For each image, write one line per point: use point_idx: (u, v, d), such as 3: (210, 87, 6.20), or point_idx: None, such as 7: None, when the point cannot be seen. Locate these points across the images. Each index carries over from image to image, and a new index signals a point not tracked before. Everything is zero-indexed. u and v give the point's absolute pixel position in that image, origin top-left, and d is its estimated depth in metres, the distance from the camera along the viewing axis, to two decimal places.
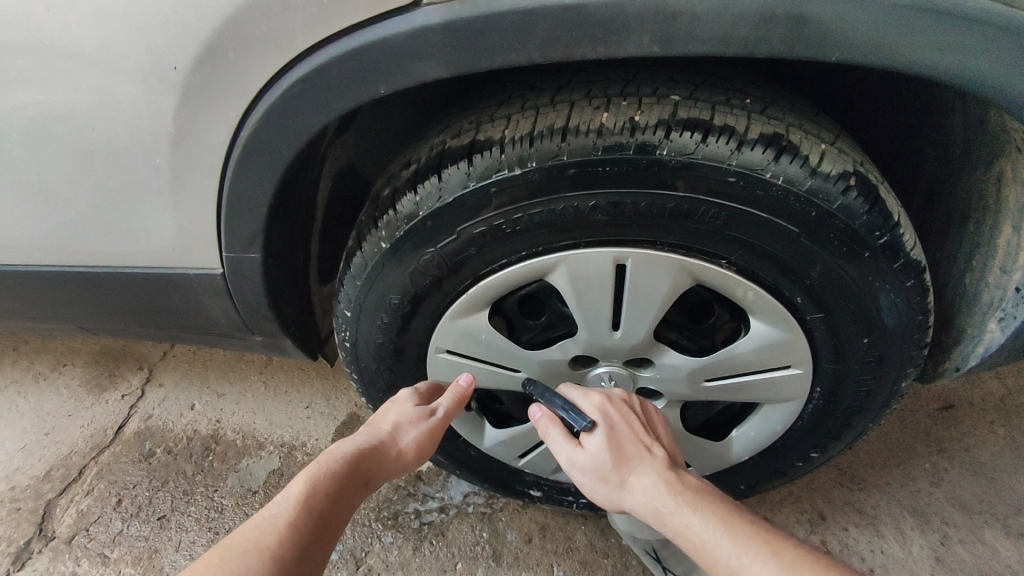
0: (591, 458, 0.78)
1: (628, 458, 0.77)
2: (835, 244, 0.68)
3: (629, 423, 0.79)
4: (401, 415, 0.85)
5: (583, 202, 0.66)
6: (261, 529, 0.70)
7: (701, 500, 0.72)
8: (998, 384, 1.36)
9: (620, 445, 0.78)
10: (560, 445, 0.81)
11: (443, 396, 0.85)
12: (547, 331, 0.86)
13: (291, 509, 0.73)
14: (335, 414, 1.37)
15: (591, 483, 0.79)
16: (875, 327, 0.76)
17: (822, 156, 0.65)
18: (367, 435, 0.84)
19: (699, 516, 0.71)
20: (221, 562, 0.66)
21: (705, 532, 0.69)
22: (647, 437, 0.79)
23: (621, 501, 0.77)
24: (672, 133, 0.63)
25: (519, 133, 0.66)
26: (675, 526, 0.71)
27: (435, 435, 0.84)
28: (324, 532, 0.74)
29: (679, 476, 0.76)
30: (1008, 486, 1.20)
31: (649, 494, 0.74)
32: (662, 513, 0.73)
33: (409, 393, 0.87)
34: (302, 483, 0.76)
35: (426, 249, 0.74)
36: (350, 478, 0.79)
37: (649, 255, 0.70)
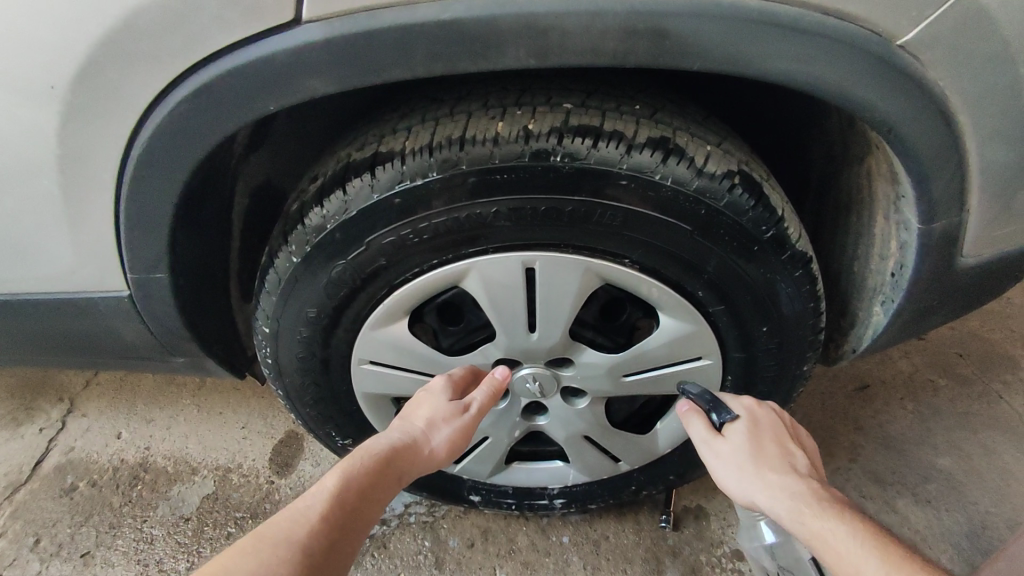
0: (731, 447, 0.77)
1: (771, 455, 0.75)
2: (726, 239, 0.72)
3: (777, 427, 0.79)
4: (434, 410, 0.81)
5: (485, 208, 0.69)
6: (293, 520, 0.68)
7: (850, 512, 0.66)
8: (907, 362, 1.45)
9: (760, 444, 0.76)
10: (700, 436, 0.80)
11: (477, 389, 0.83)
12: (469, 336, 0.88)
13: (325, 500, 0.71)
14: (272, 433, 1.34)
15: (725, 474, 0.76)
16: (774, 316, 0.81)
17: (707, 157, 0.69)
18: (402, 429, 0.81)
19: (844, 526, 0.64)
20: (247, 551, 0.64)
21: (850, 542, 0.62)
22: (791, 446, 0.77)
23: (751, 497, 0.72)
24: (565, 139, 0.66)
25: (419, 144, 0.68)
26: (814, 528, 0.65)
27: (466, 431, 0.82)
28: (355, 525, 0.72)
29: (825, 488, 0.71)
30: (917, 457, 1.29)
31: (788, 492, 0.70)
32: (800, 511, 0.67)
33: (442, 384, 0.84)
34: (336, 475, 0.74)
35: (337, 261, 0.75)
36: (383, 472, 0.76)
37: (555, 258, 0.73)
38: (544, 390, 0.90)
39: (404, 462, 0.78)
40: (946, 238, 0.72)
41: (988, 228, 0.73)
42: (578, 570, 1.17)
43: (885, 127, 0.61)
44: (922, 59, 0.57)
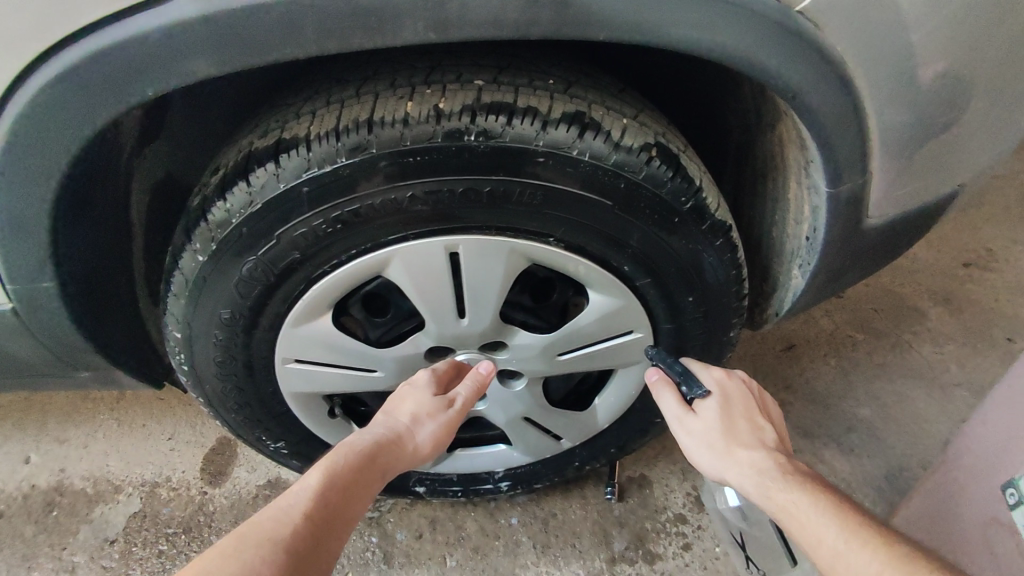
0: (703, 424, 0.78)
1: (742, 431, 0.76)
2: (647, 212, 0.72)
3: (747, 401, 0.80)
4: (418, 406, 0.82)
5: (399, 193, 0.66)
6: (277, 520, 0.67)
7: (813, 483, 0.68)
8: (829, 320, 1.53)
9: (732, 419, 0.77)
10: (673, 412, 0.81)
11: (461, 385, 0.83)
12: (397, 326, 0.85)
13: (309, 498, 0.70)
14: (202, 441, 1.27)
15: (697, 450, 0.77)
16: (699, 286, 0.82)
17: (623, 130, 0.68)
18: (384, 425, 0.81)
19: (808, 498, 0.66)
20: (232, 553, 0.63)
21: (812, 513, 0.65)
22: (761, 421, 0.78)
23: (722, 473, 0.74)
24: (478, 117, 0.64)
25: (324, 129, 0.65)
26: (780, 502, 0.67)
27: (450, 426, 0.83)
28: (340, 522, 0.71)
29: (791, 460, 0.73)
30: (840, 409, 1.37)
31: (756, 467, 0.71)
32: (767, 486, 0.69)
33: (425, 378, 0.83)
34: (318, 473, 0.73)
35: (246, 257, 0.70)
36: (366, 469, 0.76)
37: (478, 241, 0.71)
38: None
39: (388, 458, 0.78)
40: (852, 201, 0.75)
41: (891, 189, 0.77)
42: (528, 550, 1.18)
43: (790, 92, 0.63)
44: (819, 24, 0.59)
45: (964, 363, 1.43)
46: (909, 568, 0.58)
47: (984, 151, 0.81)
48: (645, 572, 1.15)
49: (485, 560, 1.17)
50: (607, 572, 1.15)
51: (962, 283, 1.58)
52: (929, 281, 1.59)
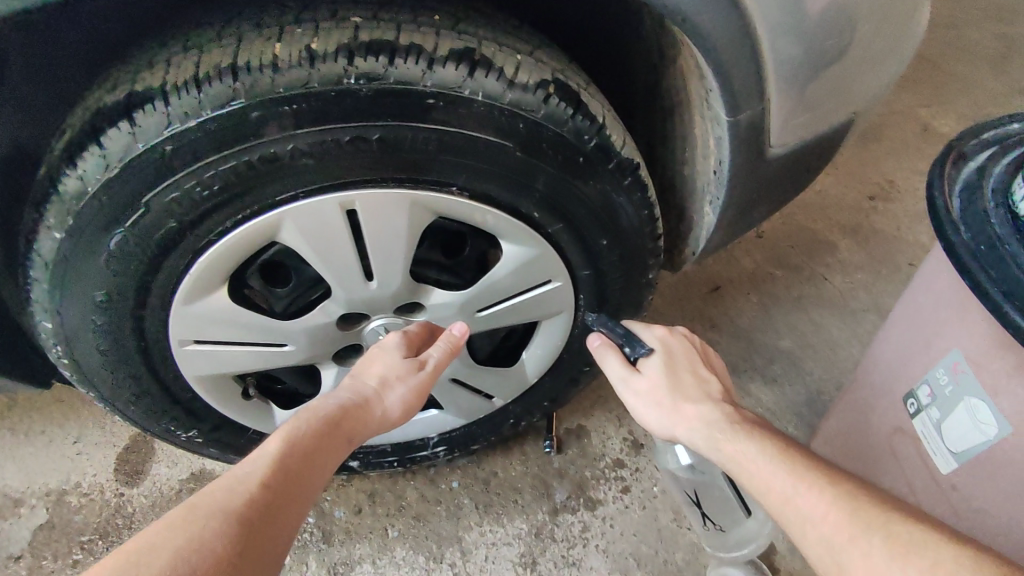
0: (648, 383, 0.77)
1: (687, 386, 0.76)
2: (551, 153, 0.69)
3: (689, 355, 0.79)
4: (389, 368, 0.77)
5: (278, 146, 0.60)
6: (230, 491, 0.62)
7: (758, 430, 0.69)
8: (749, 259, 1.57)
9: (677, 375, 0.77)
10: (618, 374, 0.79)
11: (434, 346, 0.79)
12: (303, 296, 0.79)
13: (267, 467, 0.64)
14: (112, 441, 1.18)
15: (646, 412, 0.77)
16: (613, 228, 0.81)
17: (517, 67, 0.65)
18: (353, 388, 0.76)
19: (754, 444, 0.67)
20: (178, 528, 0.57)
21: (760, 460, 0.65)
22: (705, 373, 0.78)
23: (674, 431, 0.74)
24: (356, 58, 0.59)
25: (183, 79, 0.59)
26: (730, 453, 0.68)
27: (423, 391, 0.78)
28: (300, 493, 0.65)
29: (736, 409, 0.73)
30: (762, 342, 1.42)
31: (705, 421, 0.71)
32: (716, 439, 0.70)
33: (396, 341, 0.79)
34: (278, 440, 0.68)
35: (113, 231, 0.63)
36: (331, 435, 0.70)
37: (376, 195, 0.67)
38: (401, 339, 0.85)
39: (354, 423, 0.73)
40: (753, 128, 0.75)
41: (790, 117, 0.77)
42: (471, 511, 1.18)
43: (678, 16, 0.63)
44: None
45: (873, 290, 1.51)
46: (853, 504, 0.59)
47: (876, 76, 0.83)
48: (587, 518, 1.17)
49: (428, 527, 1.16)
50: (551, 523, 1.16)
51: (868, 214, 1.66)
52: (838, 215, 1.66)
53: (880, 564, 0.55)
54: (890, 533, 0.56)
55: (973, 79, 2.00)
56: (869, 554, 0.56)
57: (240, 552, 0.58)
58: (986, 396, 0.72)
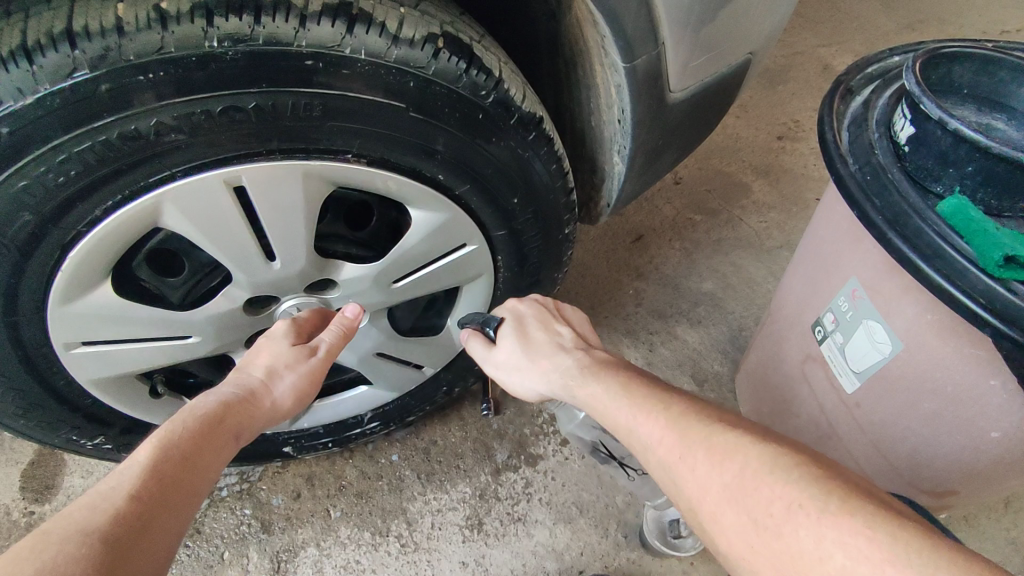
0: (505, 352, 0.80)
1: (539, 342, 0.78)
2: (447, 111, 0.67)
3: (539, 314, 0.82)
4: (275, 358, 0.77)
5: (139, 121, 0.54)
6: (92, 508, 0.56)
7: (606, 370, 0.70)
8: (669, 207, 1.61)
9: (530, 334, 0.80)
10: (482, 352, 0.83)
11: (324, 330, 0.78)
12: (201, 283, 0.74)
13: (135, 477, 0.60)
14: (17, 458, 1.10)
15: (511, 378, 0.80)
16: (523, 185, 0.80)
17: (402, 21, 0.61)
18: (233, 385, 0.75)
19: (603, 387, 0.68)
20: (28, 554, 0.51)
21: (605, 399, 0.67)
22: (557, 326, 0.81)
23: (537, 388, 0.77)
24: (216, 17, 0.53)
25: (8, 50, 0.51)
26: (585, 398, 0.70)
27: (314, 376, 0.79)
28: (178, 499, 0.61)
29: (588, 353, 0.75)
30: (686, 287, 1.47)
31: (559, 371, 0.73)
32: (571, 387, 0.72)
33: (283, 329, 0.78)
34: (149, 446, 0.64)
35: None
36: (210, 435, 0.68)
37: (262, 169, 0.62)
38: None
39: (238, 417, 0.72)
40: (649, 74, 0.74)
41: (688, 61, 0.77)
42: (413, 482, 1.18)
43: None
44: None
45: (785, 226, 1.58)
46: (680, 425, 0.59)
47: (768, 15, 0.84)
48: (529, 474, 1.19)
49: (371, 503, 1.15)
50: (494, 483, 1.17)
51: (777, 154, 1.72)
52: (750, 157, 1.71)
53: (703, 477, 0.55)
54: (710, 445, 0.56)
55: (866, 17, 2.08)
56: (693, 469, 0.55)
57: (109, 568, 0.52)
58: (879, 317, 0.77)
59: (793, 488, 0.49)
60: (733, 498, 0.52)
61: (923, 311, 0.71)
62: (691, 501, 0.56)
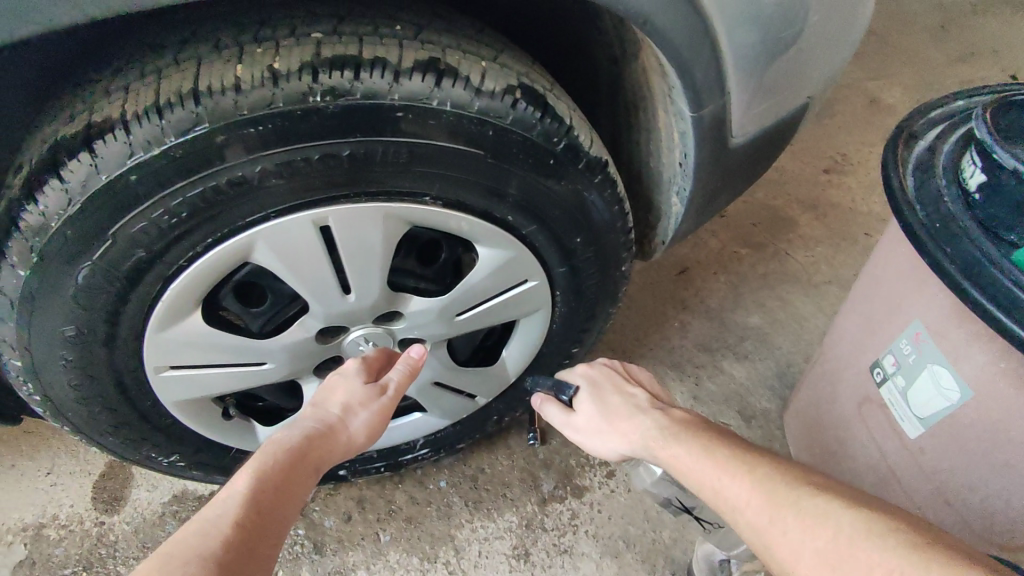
0: (583, 417, 0.84)
1: (616, 405, 0.82)
2: (522, 157, 0.70)
3: (612, 378, 0.86)
4: (350, 395, 0.78)
5: (246, 168, 0.59)
6: (202, 536, 0.60)
7: (686, 430, 0.72)
8: (714, 240, 1.61)
9: (605, 398, 0.84)
10: (559, 418, 0.87)
11: (393, 370, 0.81)
12: (280, 314, 0.78)
13: (237, 508, 0.63)
14: (89, 469, 1.16)
15: (590, 441, 0.83)
16: (586, 225, 0.82)
17: (483, 74, 0.65)
18: (314, 418, 0.76)
19: (685, 447, 0.70)
20: None
21: (689, 459, 0.68)
22: (631, 388, 0.84)
23: (618, 449, 0.79)
24: (321, 74, 0.58)
25: (142, 106, 0.57)
26: (666, 458, 0.71)
27: (386, 414, 0.80)
28: (272, 532, 0.64)
29: (666, 414, 0.77)
30: (733, 321, 1.47)
31: (639, 432, 0.76)
32: (651, 447, 0.73)
33: (356, 367, 0.81)
34: (245, 478, 0.66)
35: (79, 264, 0.62)
36: (298, 468, 0.70)
37: (347, 211, 0.66)
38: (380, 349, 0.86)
39: (320, 452, 0.73)
40: (715, 120, 0.77)
41: (750, 108, 0.79)
42: (461, 509, 1.19)
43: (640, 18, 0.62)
44: None
45: (833, 261, 1.57)
46: (767, 487, 0.61)
47: (829, 61, 0.85)
48: (576, 506, 1.19)
49: (420, 528, 1.17)
50: (541, 513, 1.18)
51: (824, 188, 1.71)
52: (796, 191, 1.71)
53: (795, 540, 0.57)
54: (801, 509, 0.58)
55: (913, 49, 2.07)
56: (783, 533, 0.57)
57: None
58: (947, 363, 0.77)
59: (893, 555, 0.51)
60: (829, 564, 0.54)
61: (996, 359, 0.71)
62: (782, 564, 0.58)
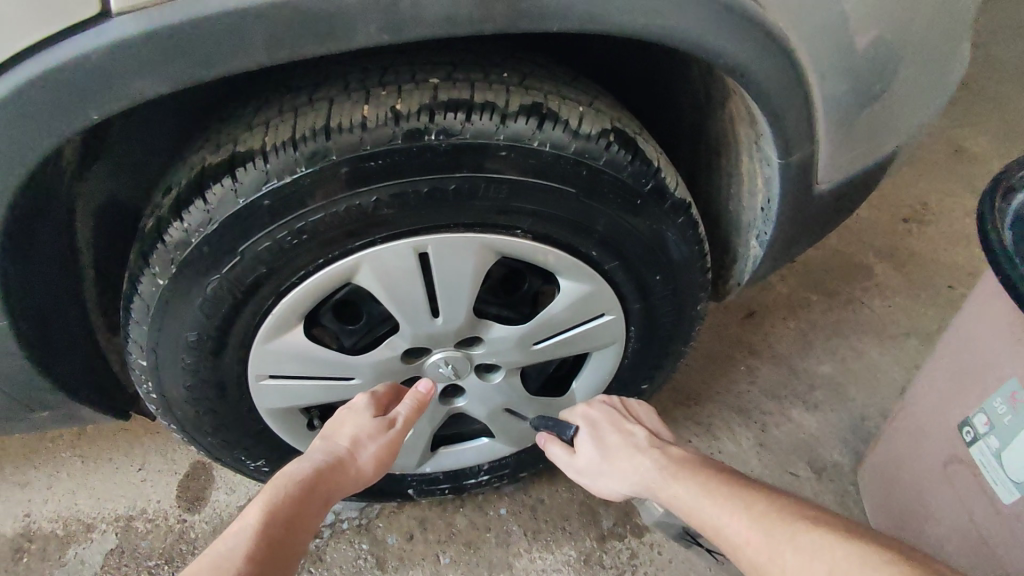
0: (585, 458, 0.88)
1: (615, 446, 0.86)
2: (611, 196, 0.73)
3: (610, 417, 0.90)
4: (359, 428, 0.82)
5: (364, 198, 0.65)
6: (217, 565, 0.63)
7: (685, 469, 0.77)
8: (784, 285, 1.58)
9: (606, 439, 0.87)
10: (563, 458, 0.91)
11: (401, 404, 0.84)
12: (371, 333, 0.84)
13: (249, 541, 0.66)
14: (174, 468, 1.24)
15: (595, 481, 0.88)
16: (666, 264, 0.84)
17: (581, 118, 0.69)
18: (324, 452, 0.80)
19: (684, 485, 0.75)
20: None
21: (688, 498, 0.73)
22: (630, 426, 0.88)
23: (620, 488, 0.84)
24: (437, 115, 0.64)
25: (280, 140, 0.64)
26: (668, 498, 0.76)
27: (393, 447, 0.83)
28: (283, 562, 0.67)
29: (664, 453, 0.82)
30: (803, 369, 1.43)
31: (639, 473, 0.81)
32: (651, 488, 0.79)
33: (364, 402, 0.84)
34: (258, 510, 0.70)
35: (210, 277, 0.69)
36: (308, 500, 0.74)
37: (445, 239, 0.71)
38: (458, 372, 0.89)
39: (329, 483, 0.77)
40: (803, 167, 0.78)
41: (837, 155, 0.80)
42: (520, 538, 1.20)
43: (739, 72, 0.64)
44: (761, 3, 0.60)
45: (912, 313, 1.52)
46: (764, 522, 0.65)
47: (919, 112, 0.85)
48: (636, 546, 1.18)
49: (479, 554, 1.18)
50: (599, 550, 1.17)
51: (903, 238, 1.66)
52: (874, 239, 1.66)
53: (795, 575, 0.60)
54: (797, 544, 0.62)
55: (1002, 98, 2.00)
56: (784, 568, 0.61)
57: None
58: None
59: None
60: None
61: None
62: None
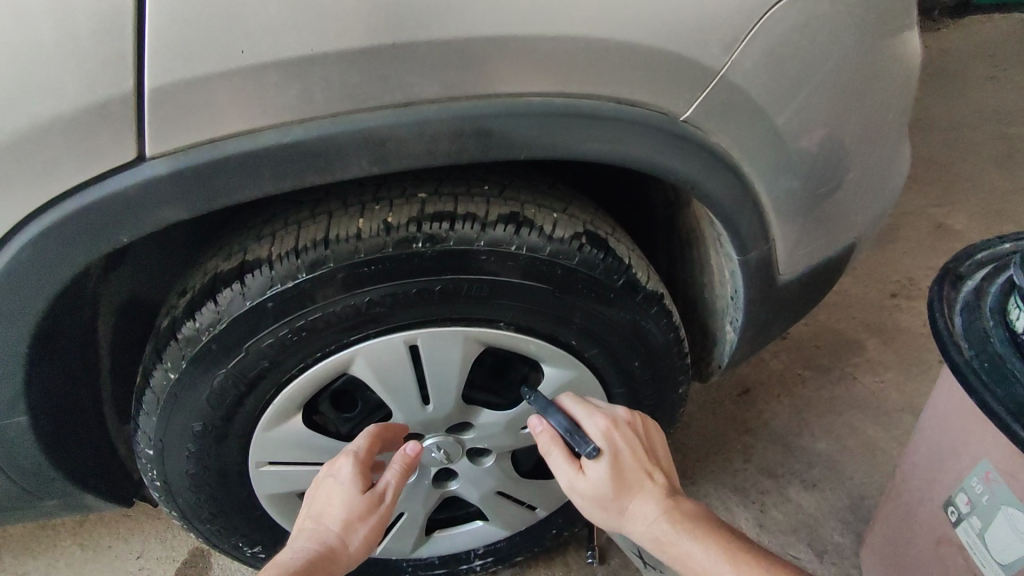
0: (593, 486, 0.79)
1: (631, 486, 0.79)
2: (585, 291, 0.80)
3: (634, 449, 0.81)
4: (348, 510, 0.78)
5: (358, 298, 0.73)
6: None
7: (699, 525, 0.77)
8: (776, 361, 1.62)
9: (622, 474, 0.79)
10: (563, 471, 0.81)
11: (389, 472, 0.81)
12: (366, 419, 0.88)
13: None
14: (172, 556, 1.25)
15: (591, 508, 0.81)
16: (644, 350, 0.89)
17: (555, 224, 0.77)
18: (313, 540, 0.77)
19: (699, 544, 0.75)
20: None
21: (705, 561, 0.74)
22: (649, 464, 0.81)
23: (619, 526, 0.81)
24: (424, 226, 0.72)
25: (284, 249, 0.72)
26: (676, 552, 0.76)
27: (384, 518, 0.81)
28: None
29: (676, 502, 0.79)
30: (799, 446, 1.44)
31: (650, 522, 0.78)
32: (659, 539, 0.77)
33: (350, 474, 0.79)
34: None
35: (216, 371, 0.75)
36: None
37: (433, 332, 0.77)
38: (450, 456, 0.92)
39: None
40: (762, 262, 0.85)
41: (795, 250, 0.87)
42: None
43: (690, 184, 0.72)
44: (703, 128, 0.69)
45: (905, 388, 1.54)
46: None
47: (871, 207, 0.93)
48: None
49: None
50: None
51: (891, 313, 1.71)
52: (862, 315, 1.71)
53: None
54: None
55: (978, 177, 2.10)
56: None
57: None
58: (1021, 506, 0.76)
59: None
60: None
61: None
62: None
